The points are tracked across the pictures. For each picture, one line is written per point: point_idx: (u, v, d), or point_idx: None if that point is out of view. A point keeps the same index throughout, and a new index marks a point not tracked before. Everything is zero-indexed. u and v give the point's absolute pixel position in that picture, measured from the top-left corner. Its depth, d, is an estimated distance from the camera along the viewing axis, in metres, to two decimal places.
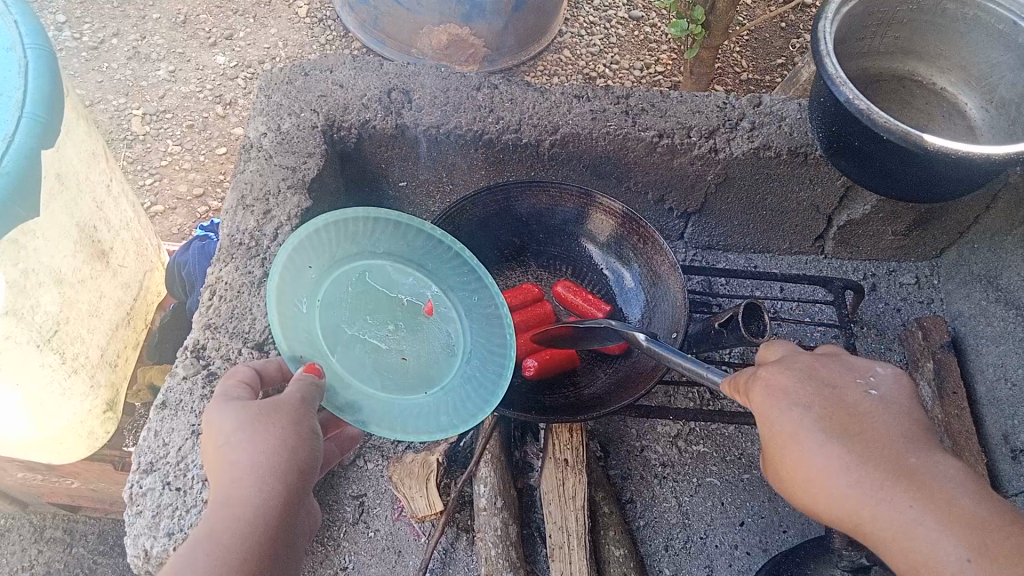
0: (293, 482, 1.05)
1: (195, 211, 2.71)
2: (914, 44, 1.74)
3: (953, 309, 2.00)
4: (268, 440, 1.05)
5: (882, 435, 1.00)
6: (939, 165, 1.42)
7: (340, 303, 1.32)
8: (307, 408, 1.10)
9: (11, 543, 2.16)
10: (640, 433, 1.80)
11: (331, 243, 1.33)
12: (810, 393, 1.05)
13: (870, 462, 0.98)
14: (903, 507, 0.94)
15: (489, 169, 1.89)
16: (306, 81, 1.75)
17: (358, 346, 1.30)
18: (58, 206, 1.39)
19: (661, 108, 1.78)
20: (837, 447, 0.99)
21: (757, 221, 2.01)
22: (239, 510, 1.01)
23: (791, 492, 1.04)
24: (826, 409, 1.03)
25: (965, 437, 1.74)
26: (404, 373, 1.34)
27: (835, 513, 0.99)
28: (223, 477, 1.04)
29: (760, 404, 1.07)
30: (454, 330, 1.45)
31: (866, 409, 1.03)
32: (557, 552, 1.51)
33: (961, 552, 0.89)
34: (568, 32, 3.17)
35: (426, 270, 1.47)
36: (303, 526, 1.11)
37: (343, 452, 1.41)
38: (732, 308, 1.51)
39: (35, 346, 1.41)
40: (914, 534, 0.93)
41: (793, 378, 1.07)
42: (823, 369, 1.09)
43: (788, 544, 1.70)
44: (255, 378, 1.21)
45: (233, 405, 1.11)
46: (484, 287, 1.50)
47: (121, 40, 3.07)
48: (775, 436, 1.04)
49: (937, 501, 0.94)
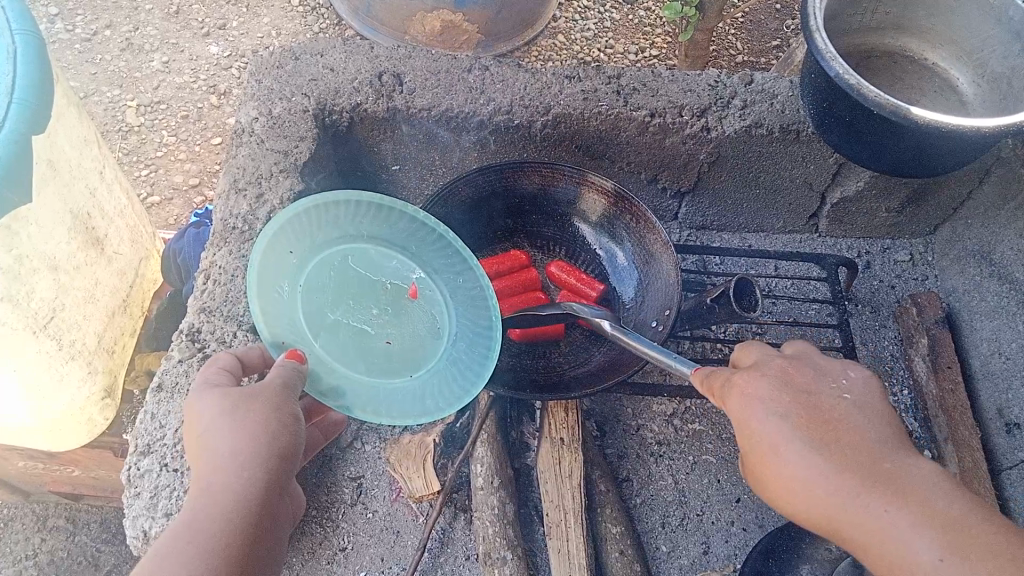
0: (274, 468, 1.05)
1: (192, 200, 2.71)
2: (905, 20, 1.74)
3: (947, 285, 2.00)
4: (248, 426, 1.05)
5: (857, 439, 1.04)
6: (928, 139, 1.42)
7: (323, 288, 1.31)
8: (288, 393, 1.10)
9: (14, 533, 2.18)
10: (636, 412, 1.81)
11: (310, 229, 1.33)
12: (787, 400, 1.08)
13: (847, 466, 1.01)
14: (880, 512, 0.98)
15: (482, 151, 1.89)
16: (297, 65, 1.76)
17: (341, 330, 1.30)
18: (51, 193, 1.39)
19: (653, 88, 1.78)
20: (814, 454, 1.02)
21: (751, 199, 2.01)
22: (218, 498, 1.01)
23: (774, 498, 1.07)
24: (803, 416, 1.06)
25: (959, 412, 1.76)
26: (388, 358, 1.34)
27: (818, 519, 1.02)
28: (204, 467, 1.05)
29: (738, 413, 1.10)
30: (439, 313, 1.43)
31: (838, 414, 1.07)
32: (554, 530, 1.52)
33: (932, 552, 0.93)
34: (562, 17, 3.16)
35: (409, 251, 1.44)
36: (287, 514, 1.11)
37: (326, 438, 1.41)
38: (722, 282, 1.53)
39: (31, 332, 1.42)
40: (891, 535, 0.96)
41: (768, 384, 1.10)
42: (798, 376, 1.13)
43: (784, 519, 1.70)
44: (237, 365, 1.22)
45: (212, 394, 1.12)
46: (468, 268, 1.47)
47: (114, 32, 3.07)
48: (755, 443, 1.07)
49: (910, 499, 0.97)
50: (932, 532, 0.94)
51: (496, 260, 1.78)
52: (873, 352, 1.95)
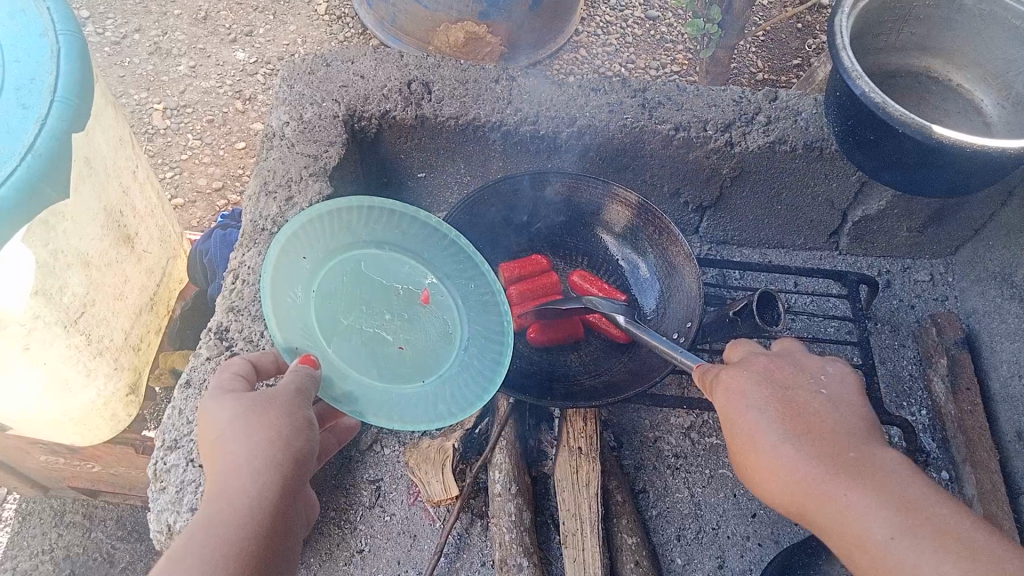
0: (289, 472, 1.06)
1: (215, 203, 2.75)
2: (930, 40, 1.76)
3: (967, 306, 2.00)
4: (264, 430, 1.06)
5: (827, 429, 1.09)
6: (953, 160, 1.43)
7: (337, 293, 1.33)
8: (302, 398, 1.12)
9: (32, 526, 2.20)
10: (654, 424, 1.82)
11: (326, 233, 1.35)
12: (766, 394, 1.15)
13: (818, 454, 1.06)
14: (842, 494, 1.01)
15: (507, 161, 1.92)
16: (328, 72, 1.78)
17: (355, 335, 1.32)
18: (87, 190, 1.42)
19: (678, 102, 1.80)
20: (788, 442, 1.08)
21: (772, 215, 2.03)
22: (233, 501, 1.02)
23: (754, 486, 1.11)
24: (780, 408, 1.12)
25: (977, 433, 1.76)
26: (401, 363, 1.36)
27: (792, 507, 1.06)
28: (220, 469, 1.06)
29: (722, 405, 1.16)
30: (451, 318, 1.46)
31: (815, 407, 1.12)
32: (570, 538, 1.52)
33: (886, 533, 0.96)
34: (584, 31, 3.19)
35: (421, 259, 1.48)
36: (297, 522, 1.12)
37: (341, 445, 1.41)
38: (746, 297, 1.54)
39: (61, 326, 1.44)
40: (849, 517, 0.99)
41: (749, 379, 1.17)
42: (779, 370, 1.19)
43: (800, 536, 1.70)
44: (251, 370, 1.23)
45: (228, 398, 1.12)
46: (480, 273, 1.50)
47: (143, 35, 3.12)
48: (735, 433, 1.13)
49: (868, 484, 1.01)
50: (887, 513, 0.97)
51: (517, 264, 1.80)
52: (893, 372, 1.95)
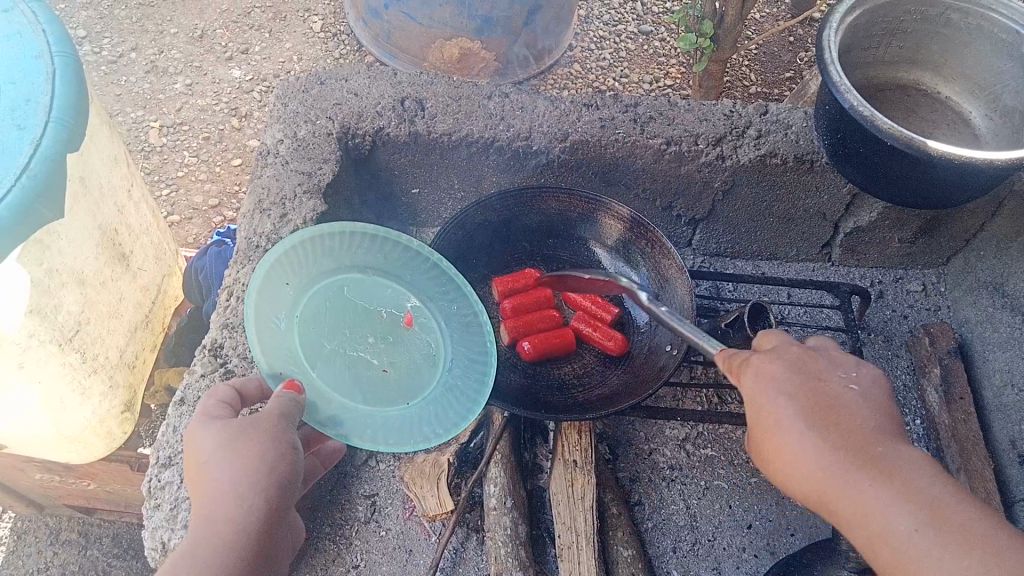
0: (274, 497, 1.07)
1: (211, 220, 2.75)
2: (918, 53, 1.77)
3: (960, 316, 2.01)
4: (248, 458, 1.07)
5: (854, 422, 1.10)
6: (941, 171, 1.44)
7: (320, 317, 1.34)
8: (287, 423, 1.11)
9: (28, 545, 2.20)
10: (649, 436, 1.82)
11: (309, 259, 1.35)
12: (796, 382, 1.14)
13: (841, 446, 1.08)
14: (866, 488, 1.05)
15: (500, 176, 1.93)
16: (322, 89, 1.80)
17: (339, 359, 1.32)
18: (82, 209, 1.43)
19: (670, 117, 1.82)
20: (816, 435, 1.08)
21: (765, 227, 2.04)
22: (222, 527, 1.04)
23: (770, 464, 1.14)
24: (808, 399, 1.12)
25: (972, 442, 1.76)
26: (385, 386, 1.37)
27: (809, 494, 1.10)
28: (207, 497, 1.07)
29: (749, 388, 1.15)
30: (434, 340, 1.47)
31: (843, 399, 1.13)
32: (566, 552, 1.52)
33: (909, 525, 1.01)
34: (578, 46, 3.23)
35: (403, 281, 1.49)
36: (285, 541, 1.14)
37: (326, 466, 1.42)
38: (737, 308, 1.57)
39: (56, 345, 1.45)
40: (872, 508, 1.04)
41: (780, 365, 1.15)
42: (810, 358, 1.17)
43: (796, 547, 1.70)
44: (236, 397, 1.24)
45: (214, 425, 1.13)
46: (462, 295, 1.52)
47: (140, 54, 3.14)
48: (760, 417, 1.13)
49: (892, 480, 1.05)
50: (911, 508, 1.02)
51: (509, 278, 1.81)
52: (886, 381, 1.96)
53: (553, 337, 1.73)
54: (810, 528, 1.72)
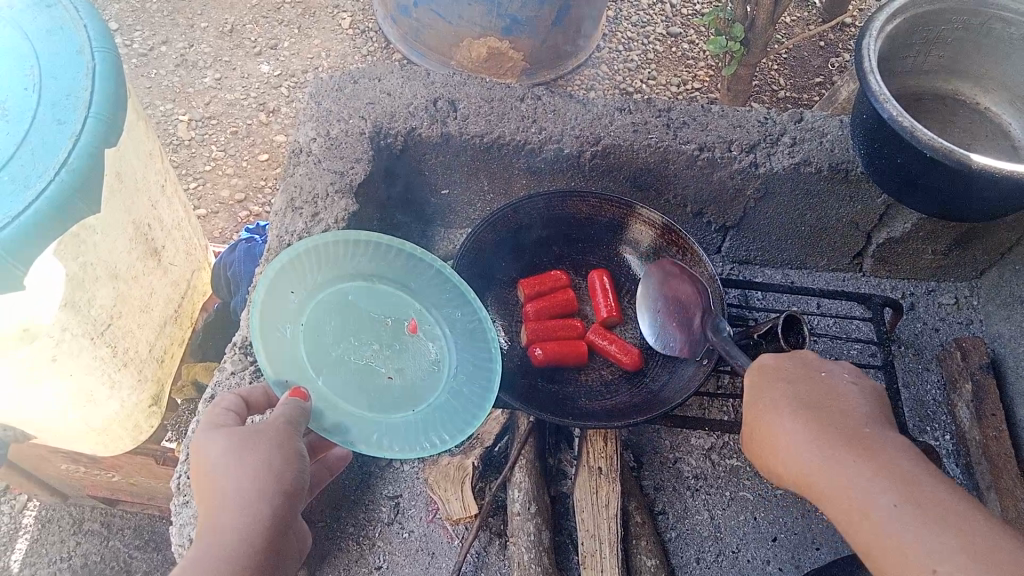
0: (277, 506, 1.06)
1: (237, 215, 2.77)
2: (957, 64, 1.75)
3: (993, 330, 1.98)
4: (254, 464, 1.07)
5: (847, 417, 1.20)
6: (983, 187, 1.42)
7: (325, 326, 1.34)
8: (292, 430, 1.11)
9: (51, 533, 2.22)
10: (674, 444, 1.81)
11: (313, 268, 1.35)
12: (795, 382, 1.28)
13: (827, 435, 1.17)
14: (850, 467, 1.11)
15: (529, 179, 1.92)
16: (355, 89, 1.80)
17: (345, 368, 1.33)
18: (117, 204, 1.44)
19: (703, 123, 1.80)
20: (800, 426, 1.20)
21: (795, 236, 2.02)
22: (225, 537, 1.02)
23: (768, 464, 1.24)
24: (803, 397, 1.25)
25: (1003, 459, 1.74)
26: (391, 393, 1.36)
27: (799, 483, 1.17)
28: (213, 505, 1.07)
29: (754, 383, 1.30)
30: (440, 347, 1.46)
31: (838, 402, 1.24)
32: (590, 559, 1.52)
33: (889, 500, 1.05)
34: (606, 47, 3.21)
35: (409, 288, 1.47)
36: (292, 550, 1.13)
37: (332, 473, 1.38)
38: (770, 320, 1.55)
39: (89, 338, 1.46)
40: (852, 484, 1.09)
41: (786, 365, 1.31)
42: (813, 366, 1.31)
43: (821, 561, 1.69)
44: (242, 406, 1.24)
45: (221, 433, 1.14)
46: (467, 302, 1.50)
47: (170, 48, 3.16)
48: (758, 411, 1.27)
49: (875, 461, 1.11)
50: (892, 486, 1.06)
51: (535, 280, 1.81)
52: (916, 396, 1.94)
53: (564, 346, 1.71)
54: (836, 542, 1.71)
